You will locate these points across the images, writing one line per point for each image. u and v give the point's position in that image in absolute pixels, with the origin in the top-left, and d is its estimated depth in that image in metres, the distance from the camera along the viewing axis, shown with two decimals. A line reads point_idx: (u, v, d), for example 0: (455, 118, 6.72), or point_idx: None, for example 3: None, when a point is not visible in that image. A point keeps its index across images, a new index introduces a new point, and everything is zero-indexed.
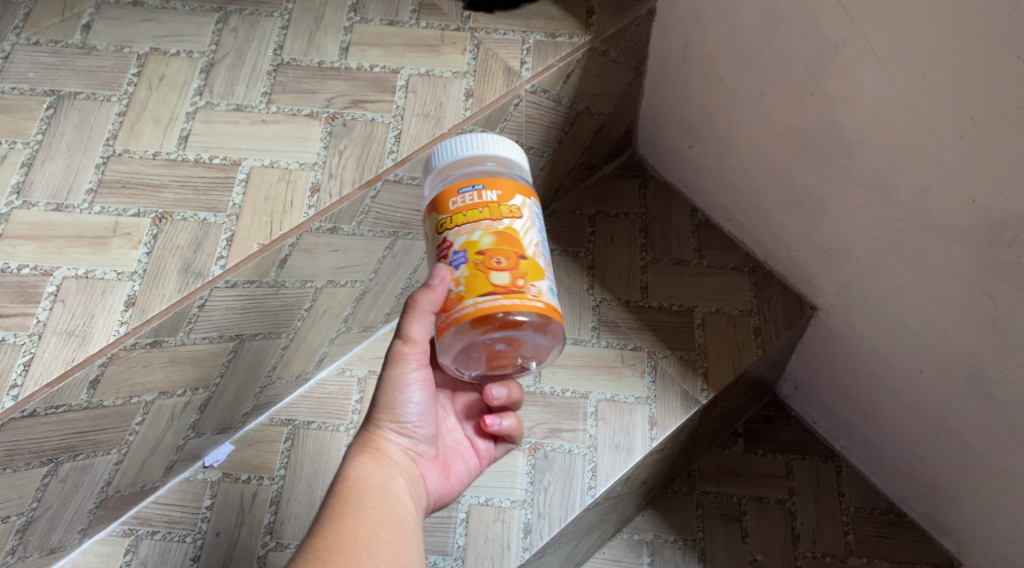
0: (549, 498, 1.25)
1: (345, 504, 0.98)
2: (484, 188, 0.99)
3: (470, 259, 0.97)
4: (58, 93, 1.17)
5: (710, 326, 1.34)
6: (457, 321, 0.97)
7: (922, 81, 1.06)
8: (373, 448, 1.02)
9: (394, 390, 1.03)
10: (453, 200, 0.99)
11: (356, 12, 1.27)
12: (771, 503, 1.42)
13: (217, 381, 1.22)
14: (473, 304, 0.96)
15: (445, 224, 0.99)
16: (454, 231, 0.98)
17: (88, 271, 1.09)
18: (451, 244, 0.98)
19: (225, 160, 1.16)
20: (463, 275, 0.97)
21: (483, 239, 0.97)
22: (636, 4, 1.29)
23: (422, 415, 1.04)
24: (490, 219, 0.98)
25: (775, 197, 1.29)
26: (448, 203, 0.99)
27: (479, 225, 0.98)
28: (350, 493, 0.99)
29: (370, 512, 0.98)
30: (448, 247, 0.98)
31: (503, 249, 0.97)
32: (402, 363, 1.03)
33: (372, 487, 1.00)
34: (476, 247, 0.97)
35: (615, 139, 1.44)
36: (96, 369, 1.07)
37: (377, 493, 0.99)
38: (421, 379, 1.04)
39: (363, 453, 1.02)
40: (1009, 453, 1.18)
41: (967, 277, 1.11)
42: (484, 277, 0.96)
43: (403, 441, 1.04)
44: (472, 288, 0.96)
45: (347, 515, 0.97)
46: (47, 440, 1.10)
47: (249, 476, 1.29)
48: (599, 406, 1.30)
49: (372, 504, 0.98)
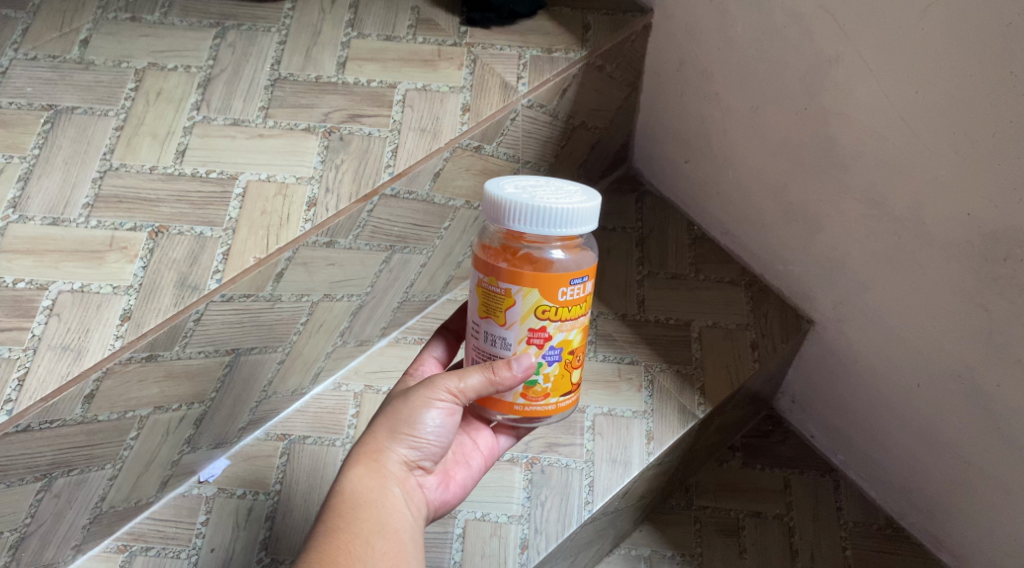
0: (546, 513, 1.25)
1: (340, 517, 0.98)
2: (589, 282, 1.01)
3: (563, 358, 1.03)
4: (55, 108, 1.17)
5: (707, 340, 1.34)
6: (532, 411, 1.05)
7: (916, 95, 1.07)
8: (379, 457, 1.01)
9: (411, 410, 1.02)
10: (562, 291, 0.99)
11: (353, 28, 1.27)
12: (769, 518, 1.42)
13: (213, 396, 1.22)
14: (554, 403, 1.05)
15: (548, 314, 1.00)
16: (556, 326, 1.01)
17: (84, 285, 1.09)
18: (548, 337, 1.01)
19: (221, 174, 1.16)
20: (554, 371, 1.03)
21: (574, 335, 1.03)
22: (633, 19, 1.30)
23: (432, 433, 1.03)
24: (585, 313, 1.03)
25: (771, 211, 1.29)
26: (556, 291, 0.99)
27: (575, 324, 1.02)
28: (345, 505, 0.98)
29: (364, 523, 0.98)
30: (545, 337, 1.01)
31: (584, 348, 1.05)
32: (435, 390, 1.02)
33: (368, 498, 0.99)
34: (565, 346, 1.03)
35: (611, 153, 1.45)
36: (91, 384, 1.07)
37: (372, 505, 0.99)
38: (447, 405, 1.03)
39: (366, 461, 1.01)
40: (1006, 467, 1.18)
41: (963, 291, 1.12)
42: (569, 378, 1.05)
43: (407, 453, 1.03)
44: (557, 390, 1.04)
45: (341, 527, 0.97)
46: (41, 456, 1.09)
47: (244, 491, 1.28)
48: (597, 420, 1.29)
49: (368, 515, 0.98)
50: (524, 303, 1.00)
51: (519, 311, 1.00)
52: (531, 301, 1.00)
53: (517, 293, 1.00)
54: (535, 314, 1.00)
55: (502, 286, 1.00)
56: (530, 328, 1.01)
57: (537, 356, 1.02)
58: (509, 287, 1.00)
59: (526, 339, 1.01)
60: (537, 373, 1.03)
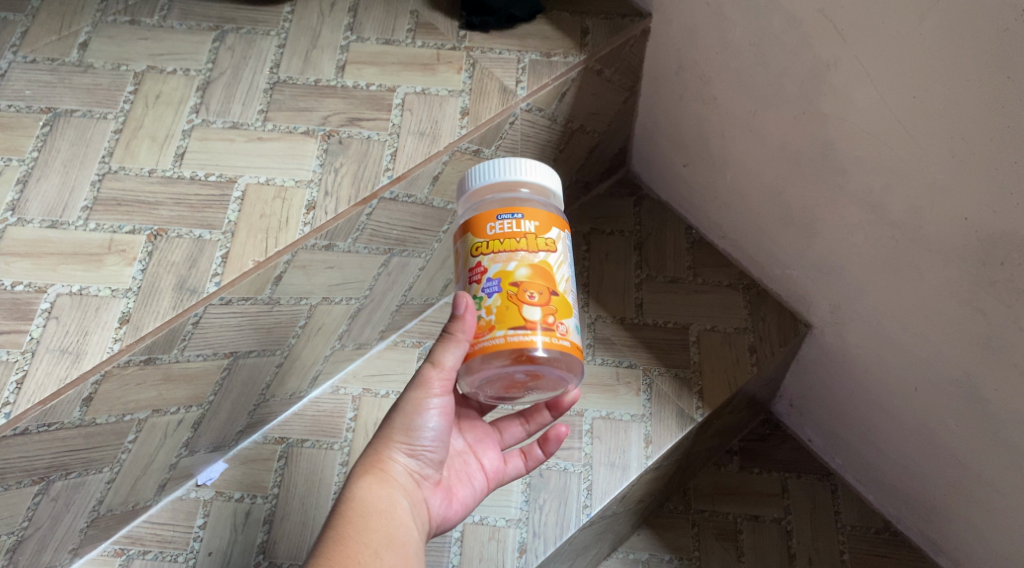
0: (544, 517, 1.25)
1: (350, 527, 0.98)
2: (524, 216, 1.01)
3: (504, 289, 0.99)
4: (55, 111, 1.18)
5: (706, 344, 1.34)
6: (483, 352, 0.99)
7: (912, 100, 1.07)
8: (384, 467, 1.02)
9: (412, 416, 1.02)
10: (490, 224, 1.01)
11: (353, 32, 1.28)
12: (767, 522, 1.42)
13: (211, 399, 1.22)
14: (502, 336, 0.98)
15: (483, 250, 1.00)
16: (489, 258, 1.00)
17: (82, 288, 1.09)
18: (485, 271, 1.00)
19: (220, 177, 1.16)
20: (499, 303, 0.99)
21: (518, 269, 0.99)
22: (631, 24, 1.29)
23: (433, 439, 1.03)
24: (528, 249, 1.00)
25: (769, 215, 1.29)
26: (485, 226, 1.01)
27: (516, 260, 1.00)
28: (353, 515, 0.99)
29: (374, 534, 0.98)
30: (482, 272, 1.00)
31: (536, 284, 0.99)
32: (426, 389, 1.02)
33: (376, 508, 1.00)
34: (506, 278, 0.99)
35: (609, 157, 1.45)
36: (90, 387, 1.07)
37: (381, 515, 0.99)
38: (443, 406, 1.03)
39: (372, 471, 1.01)
40: (1003, 471, 1.18)
41: (960, 295, 1.12)
42: (517, 311, 0.98)
43: (411, 462, 1.03)
44: (504, 322, 0.98)
45: (351, 537, 0.97)
46: (38, 459, 1.09)
47: (242, 494, 1.29)
48: (595, 424, 1.30)
49: (377, 525, 0.99)
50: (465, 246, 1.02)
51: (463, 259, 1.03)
52: (469, 243, 1.02)
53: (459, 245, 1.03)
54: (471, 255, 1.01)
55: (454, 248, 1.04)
56: (469, 270, 1.01)
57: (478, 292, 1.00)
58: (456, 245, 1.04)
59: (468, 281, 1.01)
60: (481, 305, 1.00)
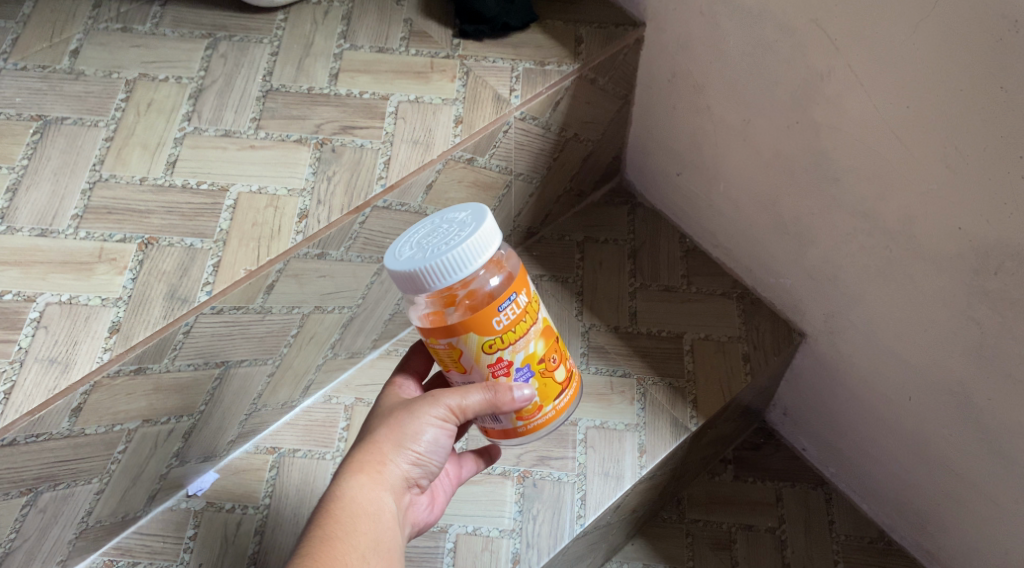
0: (538, 528, 1.24)
1: (338, 527, 0.96)
2: (518, 296, 0.97)
3: (534, 369, 0.99)
4: (45, 118, 1.17)
5: (700, 352, 1.34)
6: (537, 427, 1.02)
7: (906, 110, 1.07)
8: (377, 470, 0.99)
9: (415, 424, 1.00)
10: (496, 320, 0.95)
11: (346, 39, 1.27)
12: (761, 531, 1.42)
13: (202, 409, 1.21)
14: (552, 410, 1.02)
15: (497, 342, 0.96)
16: (509, 350, 0.97)
17: (72, 297, 1.08)
18: (511, 360, 0.98)
19: (212, 186, 1.16)
20: (539, 381, 1.00)
21: (535, 344, 0.99)
22: (625, 33, 1.29)
23: (432, 448, 1.01)
24: (534, 323, 0.98)
25: (763, 225, 1.29)
26: (491, 324, 0.95)
27: (529, 337, 0.98)
28: (343, 513, 0.97)
29: (361, 537, 0.96)
30: (506, 365, 0.98)
31: (555, 348, 1.01)
32: (435, 404, 1.00)
33: (367, 510, 0.97)
34: (533, 358, 0.99)
35: (603, 166, 1.45)
36: (78, 397, 1.06)
37: (371, 518, 0.97)
38: (448, 423, 1.01)
39: (364, 472, 0.99)
40: (997, 480, 1.18)
41: (954, 304, 1.12)
42: (552, 382, 1.01)
43: (406, 468, 1.01)
44: (548, 397, 1.01)
45: (338, 539, 0.95)
46: (26, 470, 1.09)
47: (233, 505, 1.27)
48: (588, 433, 1.29)
49: (366, 528, 0.97)
50: (470, 347, 0.96)
51: (470, 356, 0.97)
52: (475, 342, 0.96)
53: (458, 343, 0.96)
54: (483, 351, 0.97)
55: (442, 342, 0.97)
56: (488, 365, 0.97)
57: (514, 379, 0.99)
58: (448, 340, 0.96)
59: (490, 371, 0.98)
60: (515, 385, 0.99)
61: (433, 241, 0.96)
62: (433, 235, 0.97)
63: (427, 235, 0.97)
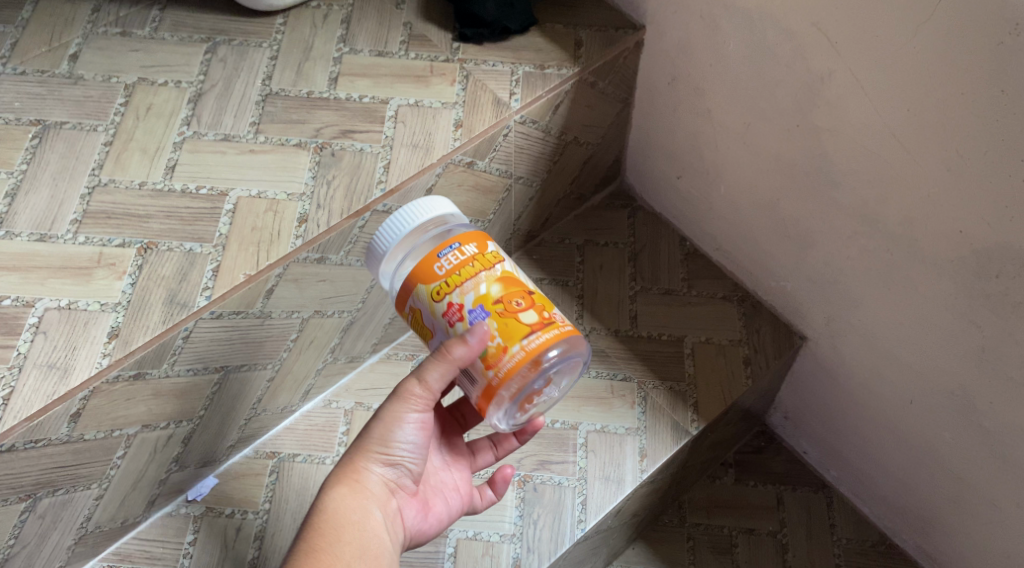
0: (539, 532, 1.24)
1: (321, 539, 0.97)
2: (462, 244, 0.99)
3: (491, 311, 0.97)
4: (44, 123, 1.17)
5: (701, 356, 1.33)
6: (511, 373, 0.96)
7: (907, 113, 1.07)
8: (355, 479, 1.00)
9: (387, 426, 1.00)
10: (437, 263, 0.98)
11: (345, 43, 1.27)
12: (763, 535, 1.41)
13: (201, 414, 1.21)
14: (520, 351, 0.96)
15: (445, 287, 0.98)
16: (460, 294, 0.97)
17: (70, 302, 1.08)
18: (461, 304, 0.97)
19: (212, 190, 1.15)
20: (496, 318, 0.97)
21: (489, 287, 0.98)
22: (625, 36, 1.29)
23: (408, 449, 1.01)
24: (486, 269, 0.99)
25: (764, 228, 1.29)
26: (435, 270, 0.98)
27: (480, 281, 0.98)
28: (326, 526, 0.98)
29: (346, 548, 0.97)
30: (460, 310, 0.97)
31: (518, 293, 0.99)
32: (403, 401, 1.00)
33: (349, 520, 0.98)
34: (490, 302, 0.97)
35: (603, 169, 1.45)
36: (77, 403, 1.05)
37: (354, 527, 0.98)
38: (419, 418, 1.01)
39: (343, 483, 1.00)
40: (999, 483, 1.18)
41: (955, 308, 1.12)
42: (516, 321, 0.97)
43: (385, 473, 1.02)
44: (513, 337, 0.96)
45: (322, 551, 0.96)
46: (25, 476, 1.08)
47: (233, 510, 1.27)
48: (589, 437, 1.29)
49: (350, 538, 0.98)
50: (422, 300, 0.99)
51: (424, 308, 0.99)
52: (426, 292, 0.98)
53: (413, 300, 0.99)
54: (435, 300, 0.98)
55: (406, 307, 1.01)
56: (442, 313, 0.98)
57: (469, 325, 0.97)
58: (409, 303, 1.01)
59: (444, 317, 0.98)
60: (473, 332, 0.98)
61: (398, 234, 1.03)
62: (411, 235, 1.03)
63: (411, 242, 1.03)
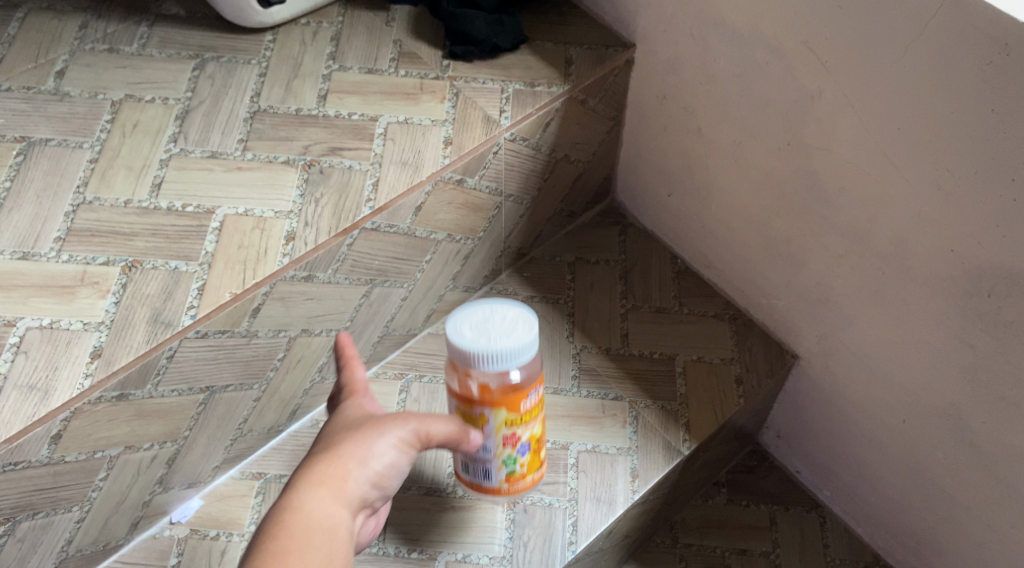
0: (529, 555, 1.22)
1: (292, 541, 0.85)
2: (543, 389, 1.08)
3: (532, 450, 1.11)
4: (29, 140, 1.15)
5: (692, 374, 1.33)
6: (520, 489, 1.14)
7: (897, 132, 1.06)
8: (336, 483, 0.90)
9: (381, 448, 0.94)
10: (524, 400, 1.06)
11: (335, 60, 1.26)
12: (755, 556, 1.40)
13: (186, 434, 1.19)
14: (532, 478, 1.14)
15: (515, 422, 1.07)
16: (521, 429, 1.08)
17: (53, 322, 1.06)
18: (518, 438, 1.09)
19: (198, 208, 1.14)
20: (527, 461, 1.12)
21: (535, 430, 1.10)
22: (615, 54, 1.29)
23: (394, 475, 0.94)
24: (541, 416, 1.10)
25: (755, 246, 1.29)
26: (520, 405, 1.06)
27: (536, 423, 1.10)
28: (299, 530, 0.86)
29: (319, 554, 0.85)
30: (515, 438, 1.08)
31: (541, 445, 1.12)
32: (404, 427, 0.96)
33: (327, 526, 0.87)
34: (535, 439, 1.11)
35: (594, 187, 1.44)
36: (58, 424, 1.03)
37: (330, 534, 0.87)
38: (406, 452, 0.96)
39: (324, 487, 0.89)
40: (993, 503, 1.17)
41: (948, 327, 1.11)
42: (535, 456, 1.13)
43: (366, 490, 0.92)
44: (532, 467, 1.13)
45: (290, 556, 0.84)
46: (4, 499, 1.06)
47: (218, 532, 1.24)
48: (580, 457, 1.28)
49: (325, 546, 0.86)
50: (495, 419, 1.06)
51: (493, 426, 1.07)
52: (501, 418, 1.06)
53: (488, 413, 1.06)
54: (504, 424, 1.07)
55: (476, 410, 1.06)
56: (504, 435, 1.08)
57: (514, 453, 1.10)
58: (481, 409, 1.06)
59: (503, 443, 1.08)
60: (509, 468, 1.11)
61: (489, 327, 1.04)
62: (493, 317, 1.05)
63: (488, 315, 1.05)
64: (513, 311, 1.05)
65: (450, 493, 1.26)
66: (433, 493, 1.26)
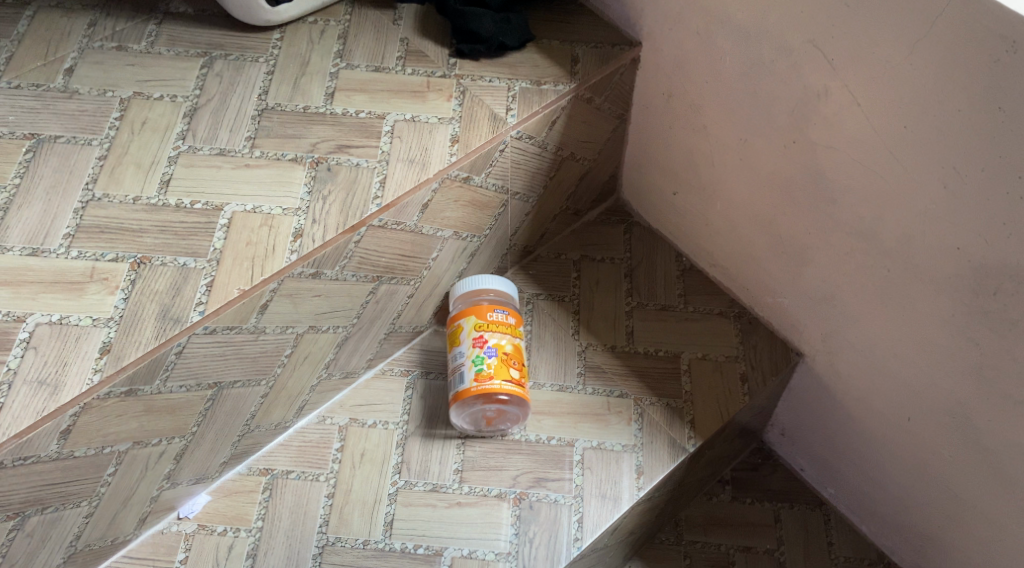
0: (534, 551, 1.23)
1: None
2: (512, 317, 1.28)
3: (501, 353, 1.25)
4: (38, 137, 1.16)
5: (697, 372, 1.33)
6: (489, 390, 1.24)
7: (903, 130, 1.07)
8: None
9: None
10: (490, 313, 1.27)
11: (342, 58, 1.27)
12: (760, 553, 1.41)
13: (194, 430, 1.19)
14: (500, 381, 1.24)
15: (484, 327, 1.27)
16: (489, 332, 1.26)
17: (62, 317, 1.07)
18: (487, 340, 1.26)
19: (206, 205, 1.15)
20: (495, 365, 1.25)
21: (506, 345, 1.26)
22: (621, 53, 1.29)
23: None
24: (514, 336, 1.27)
25: (761, 244, 1.30)
26: (487, 315, 1.27)
27: (507, 340, 1.26)
28: None
29: None
30: (483, 340, 1.26)
31: (513, 365, 1.26)
32: None
33: None
34: (505, 350, 1.26)
35: (599, 185, 1.45)
36: (67, 419, 1.04)
37: None
38: None
39: None
40: (998, 501, 1.18)
41: (954, 325, 1.12)
42: (506, 367, 1.25)
43: None
44: (502, 370, 1.25)
45: None
46: (13, 494, 1.07)
47: (225, 528, 1.25)
48: (585, 454, 1.28)
49: None
50: (467, 325, 1.27)
51: (465, 332, 1.27)
52: (471, 323, 1.27)
53: (461, 321, 1.28)
54: (473, 326, 1.27)
55: (454, 325, 1.29)
56: (474, 335, 1.26)
57: (483, 353, 1.25)
58: (456, 323, 1.28)
59: (473, 344, 1.26)
60: (477, 366, 1.25)
61: None
62: None
63: None
64: (496, 293, 1.31)
65: (455, 489, 1.26)
66: (439, 489, 1.27)
